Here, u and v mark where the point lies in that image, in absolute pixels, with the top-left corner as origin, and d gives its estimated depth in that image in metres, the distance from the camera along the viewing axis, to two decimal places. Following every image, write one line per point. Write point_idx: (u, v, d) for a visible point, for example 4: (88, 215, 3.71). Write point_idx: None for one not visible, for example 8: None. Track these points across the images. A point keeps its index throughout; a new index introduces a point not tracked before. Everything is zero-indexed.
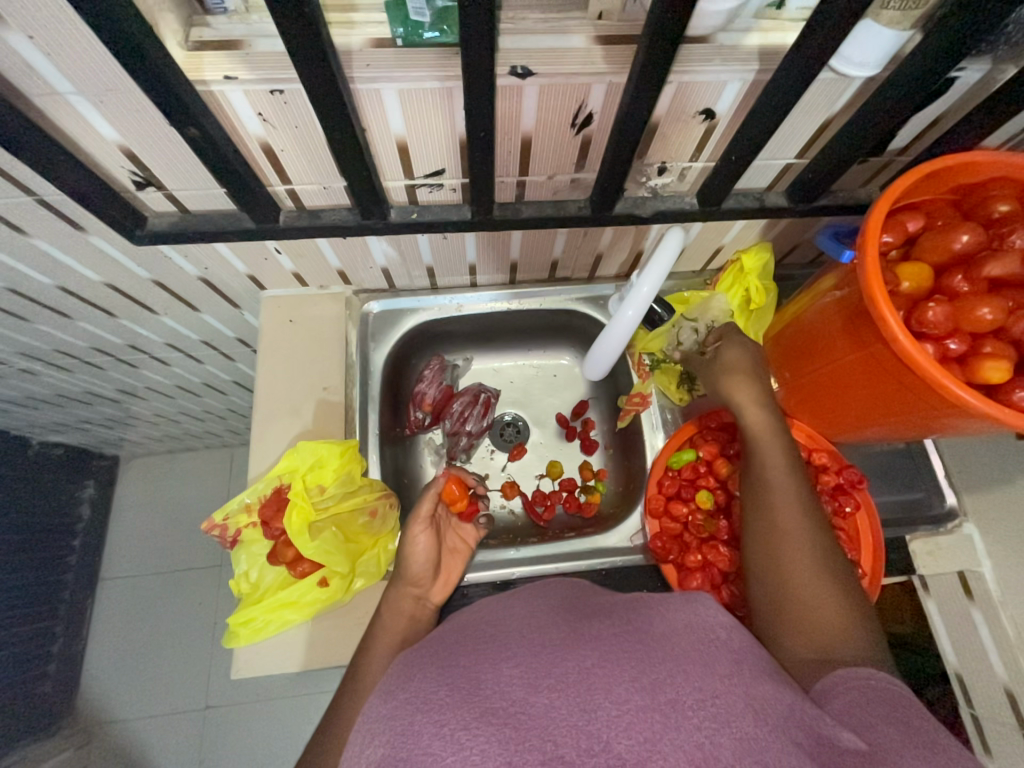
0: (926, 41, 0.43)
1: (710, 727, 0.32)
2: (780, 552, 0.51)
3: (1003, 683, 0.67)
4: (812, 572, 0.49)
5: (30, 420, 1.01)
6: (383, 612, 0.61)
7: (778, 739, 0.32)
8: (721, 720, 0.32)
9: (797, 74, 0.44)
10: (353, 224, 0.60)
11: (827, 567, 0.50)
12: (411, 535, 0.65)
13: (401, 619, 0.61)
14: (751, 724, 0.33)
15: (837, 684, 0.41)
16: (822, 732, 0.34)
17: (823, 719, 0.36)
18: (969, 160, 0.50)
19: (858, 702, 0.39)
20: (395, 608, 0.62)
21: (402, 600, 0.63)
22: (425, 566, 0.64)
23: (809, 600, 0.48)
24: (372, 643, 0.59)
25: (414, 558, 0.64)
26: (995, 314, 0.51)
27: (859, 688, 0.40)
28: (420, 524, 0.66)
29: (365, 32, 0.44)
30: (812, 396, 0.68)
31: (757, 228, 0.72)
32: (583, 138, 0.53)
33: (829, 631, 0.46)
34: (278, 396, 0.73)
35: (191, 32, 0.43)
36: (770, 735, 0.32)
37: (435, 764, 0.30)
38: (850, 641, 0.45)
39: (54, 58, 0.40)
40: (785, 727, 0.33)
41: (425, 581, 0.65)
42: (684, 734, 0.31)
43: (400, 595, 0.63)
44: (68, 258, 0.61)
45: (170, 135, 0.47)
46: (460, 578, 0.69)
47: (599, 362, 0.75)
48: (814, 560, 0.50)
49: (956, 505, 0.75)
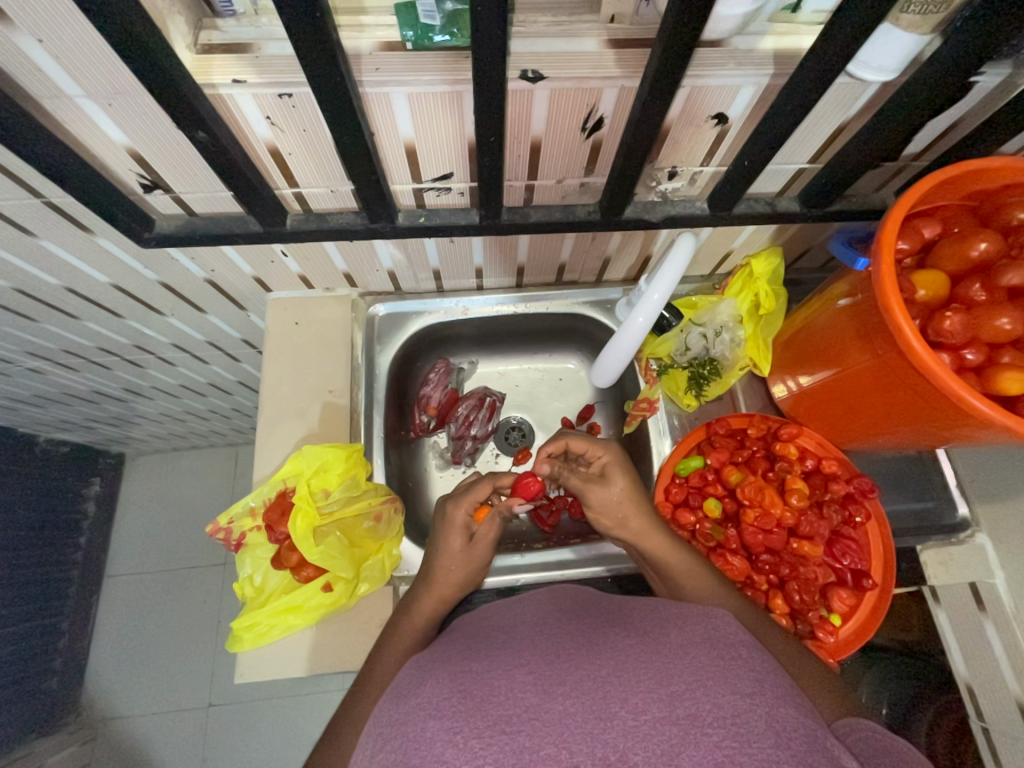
0: (945, 47, 0.42)
1: (732, 746, 0.31)
2: (758, 630, 0.53)
3: (1016, 697, 0.67)
4: (784, 647, 0.52)
5: (37, 418, 1.01)
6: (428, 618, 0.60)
7: (799, 760, 0.31)
8: (743, 740, 0.31)
9: (816, 76, 0.42)
10: (361, 228, 0.59)
11: (785, 641, 0.53)
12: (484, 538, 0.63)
13: (424, 625, 0.59)
14: (775, 746, 0.31)
15: (850, 722, 0.42)
16: (838, 755, 0.33)
17: (836, 743, 0.34)
18: (990, 165, 0.49)
19: (878, 739, 0.40)
20: (424, 611, 0.60)
21: (436, 606, 0.61)
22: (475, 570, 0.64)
23: (795, 663, 0.50)
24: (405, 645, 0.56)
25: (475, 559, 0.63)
26: (1014, 325, 0.50)
27: (866, 736, 0.40)
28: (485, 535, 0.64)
29: (375, 35, 0.44)
30: (824, 403, 0.67)
31: (768, 233, 0.71)
32: (593, 142, 0.53)
33: (818, 683, 0.48)
34: (284, 399, 0.73)
35: (199, 35, 0.43)
36: (791, 758, 0.31)
37: None
38: (827, 697, 0.46)
39: (61, 61, 0.39)
40: (807, 752, 0.32)
41: (462, 586, 0.63)
42: (703, 751, 0.30)
43: (434, 598, 0.61)
44: (75, 259, 0.61)
45: (178, 138, 0.47)
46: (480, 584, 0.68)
47: (613, 364, 0.73)
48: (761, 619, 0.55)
49: (968, 515, 0.73)
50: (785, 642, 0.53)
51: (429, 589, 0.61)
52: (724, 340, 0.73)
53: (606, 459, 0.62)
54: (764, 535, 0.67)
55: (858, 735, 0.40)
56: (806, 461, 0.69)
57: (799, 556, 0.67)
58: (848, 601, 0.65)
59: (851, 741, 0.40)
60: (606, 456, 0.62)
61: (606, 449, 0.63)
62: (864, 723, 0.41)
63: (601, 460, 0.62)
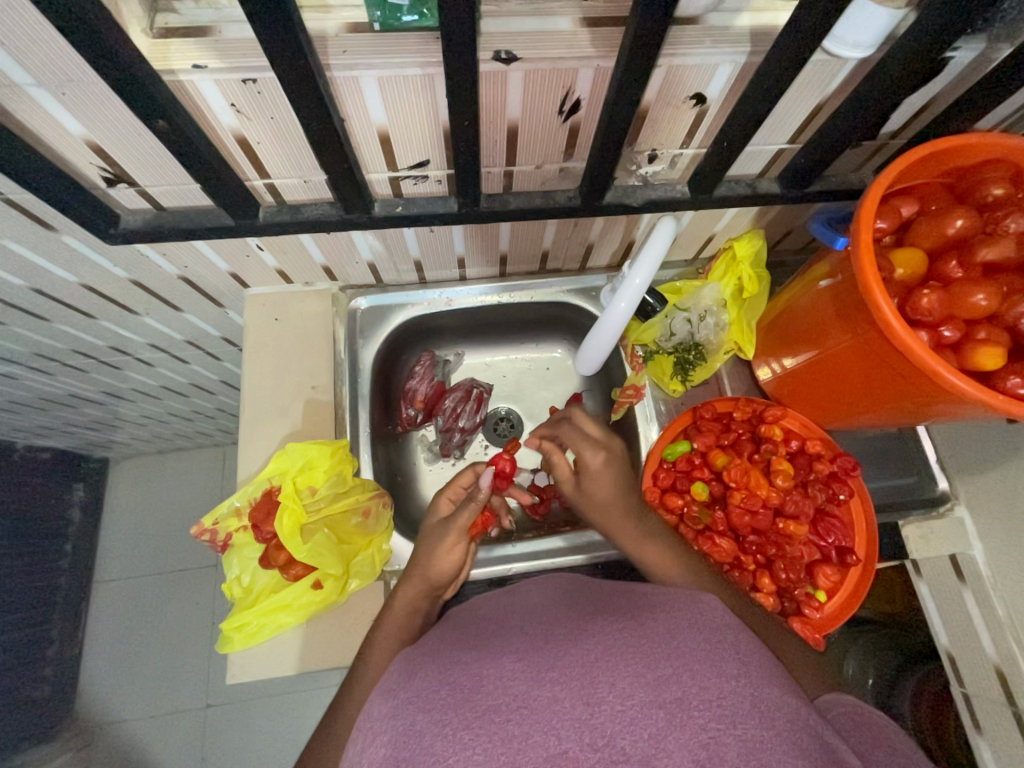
0: (920, 21, 0.41)
1: (718, 728, 0.31)
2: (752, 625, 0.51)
3: (993, 663, 0.68)
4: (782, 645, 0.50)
5: (13, 425, 0.99)
6: (399, 609, 0.58)
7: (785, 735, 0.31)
8: (729, 721, 0.31)
9: (792, 50, 0.42)
10: (336, 218, 0.58)
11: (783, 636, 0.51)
12: (450, 543, 0.60)
13: (403, 616, 0.58)
14: (760, 726, 0.31)
15: (831, 698, 0.42)
16: (827, 737, 0.33)
17: (827, 723, 0.34)
18: (965, 142, 0.49)
19: (864, 717, 0.39)
20: (402, 603, 0.59)
21: (412, 595, 0.59)
22: (450, 571, 0.61)
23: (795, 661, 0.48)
24: (382, 642, 0.55)
25: (446, 564, 0.60)
26: (989, 300, 0.50)
27: (847, 710, 0.40)
28: (459, 534, 0.60)
29: (342, 17, 0.42)
30: (808, 384, 0.67)
31: (749, 216, 0.71)
32: (571, 125, 0.52)
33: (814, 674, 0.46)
34: (266, 396, 0.72)
35: (156, 19, 0.41)
36: (777, 735, 0.31)
37: (438, 765, 0.30)
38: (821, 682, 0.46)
39: (10, 49, 0.38)
40: (794, 730, 0.32)
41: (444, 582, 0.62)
42: (688, 734, 0.30)
43: (421, 594, 0.60)
44: (42, 259, 0.59)
45: (139, 128, 0.45)
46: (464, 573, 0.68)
47: (600, 344, 0.72)
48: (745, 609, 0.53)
49: (948, 489, 0.74)
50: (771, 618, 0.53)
51: (406, 587, 0.60)
52: (709, 324, 0.73)
53: (589, 453, 0.58)
54: (750, 516, 0.67)
55: (842, 711, 0.40)
56: (791, 442, 0.69)
57: (785, 535, 0.67)
58: (833, 578, 0.66)
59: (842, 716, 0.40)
60: (590, 449, 0.58)
61: (594, 444, 0.59)
62: (843, 697, 0.42)
63: (584, 454, 0.58)
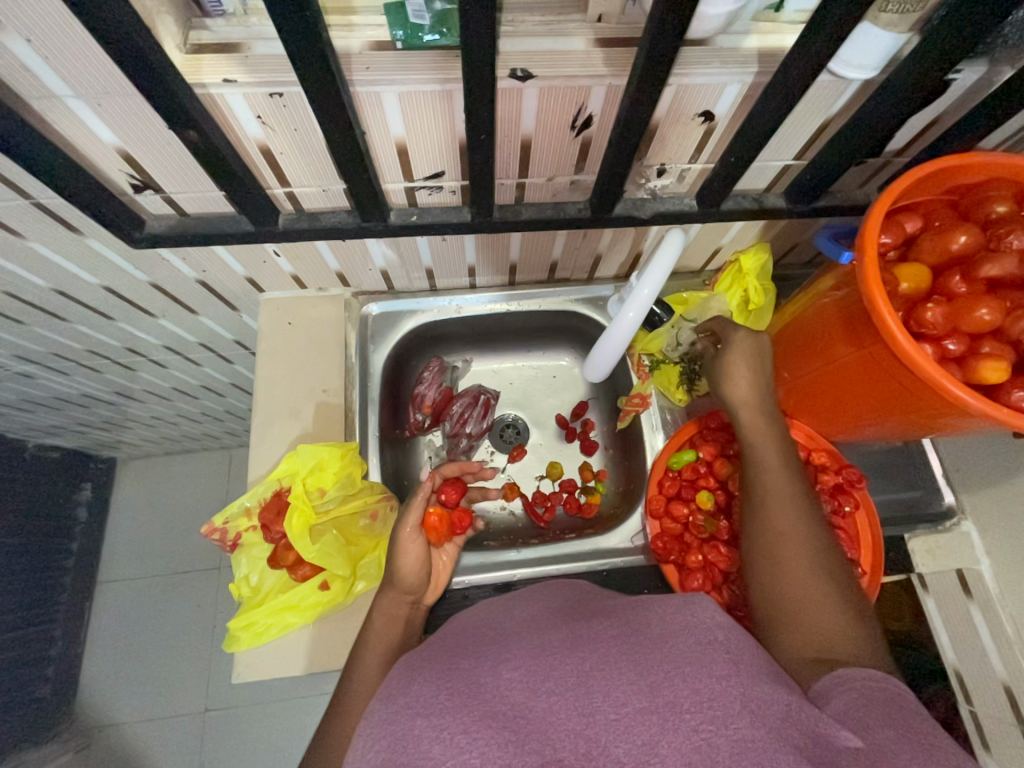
0: (923, 45, 0.43)
1: (709, 729, 0.31)
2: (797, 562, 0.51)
3: (1002, 681, 0.67)
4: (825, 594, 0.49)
5: (28, 424, 1.01)
6: (375, 620, 0.58)
7: (777, 735, 0.32)
8: (721, 721, 0.32)
9: (797, 71, 0.43)
10: (353, 226, 0.60)
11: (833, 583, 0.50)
12: (402, 543, 0.62)
13: (382, 623, 0.59)
14: (752, 727, 0.32)
15: (841, 675, 0.41)
16: (822, 730, 0.33)
17: (822, 717, 0.34)
18: (968, 161, 0.51)
19: (871, 690, 0.39)
20: (379, 612, 0.59)
21: (388, 605, 0.60)
22: (418, 575, 0.62)
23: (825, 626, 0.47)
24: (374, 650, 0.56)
25: (412, 568, 0.61)
26: (993, 315, 0.51)
27: (858, 687, 0.39)
28: (410, 532, 0.62)
29: (365, 36, 0.44)
30: (813, 397, 0.68)
31: (756, 229, 0.72)
32: (582, 140, 0.54)
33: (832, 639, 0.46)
34: (278, 398, 0.74)
35: (190, 35, 0.43)
36: (769, 734, 0.31)
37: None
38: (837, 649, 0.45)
39: (52, 63, 0.40)
40: (784, 726, 0.32)
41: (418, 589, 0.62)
42: (681, 737, 0.31)
43: (396, 602, 0.60)
44: (67, 261, 0.61)
45: (168, 138, 0.47)
46: (450, 581, 0.68)
47: (607, 355, 0.73)
48: (806, 559, 0.51)
49: (955, 503, 0.76)
50: (835, 574, 0.50)
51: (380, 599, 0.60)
52: None
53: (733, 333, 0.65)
54: None
55: (854, 688, 0.40)
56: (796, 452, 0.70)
57: None
58: None
59: (848, 697, 0.39)
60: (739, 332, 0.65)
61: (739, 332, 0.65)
62: (853, 674, 0.41)
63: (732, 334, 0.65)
